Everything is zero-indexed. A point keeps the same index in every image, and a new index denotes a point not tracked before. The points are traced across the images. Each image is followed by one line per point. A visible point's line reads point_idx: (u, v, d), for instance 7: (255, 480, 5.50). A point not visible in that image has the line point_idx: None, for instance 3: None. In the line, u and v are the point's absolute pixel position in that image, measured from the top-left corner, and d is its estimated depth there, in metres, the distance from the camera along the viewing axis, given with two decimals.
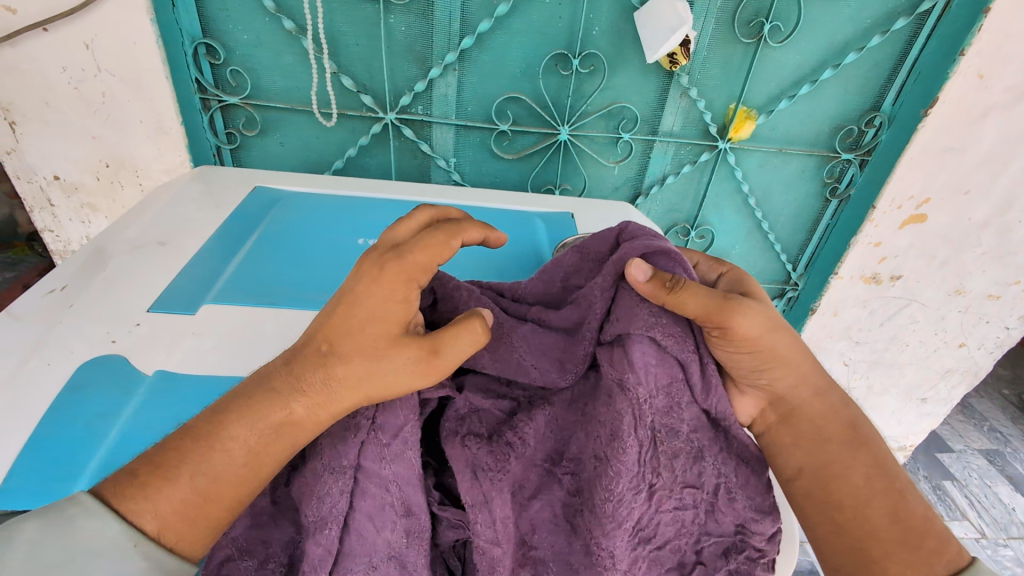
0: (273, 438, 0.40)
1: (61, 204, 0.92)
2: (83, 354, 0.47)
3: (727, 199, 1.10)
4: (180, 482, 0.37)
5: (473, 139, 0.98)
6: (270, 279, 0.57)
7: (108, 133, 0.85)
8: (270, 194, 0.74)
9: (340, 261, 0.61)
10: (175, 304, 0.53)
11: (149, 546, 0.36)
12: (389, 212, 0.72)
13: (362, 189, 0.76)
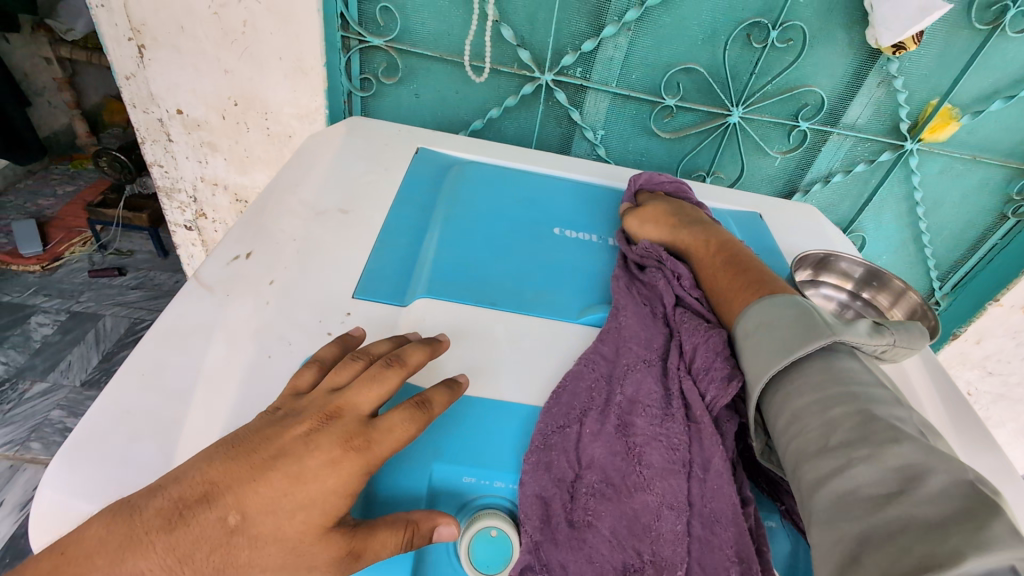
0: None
1: (180, 140, 0.84)
2: (303, 349, 0.43)
3: (892, 206, 0.98)
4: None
5: (629, 111, 0.87)
6: (476, 269, 0.52)
7: (243, 68, 0.76)
8: (439, 158, 0.68)
9: (542, 255, 0.55)
10: (382, 294, 0.48)
11: None
12: (575, 194, 0.65)
13: (535, 165, 0.69)
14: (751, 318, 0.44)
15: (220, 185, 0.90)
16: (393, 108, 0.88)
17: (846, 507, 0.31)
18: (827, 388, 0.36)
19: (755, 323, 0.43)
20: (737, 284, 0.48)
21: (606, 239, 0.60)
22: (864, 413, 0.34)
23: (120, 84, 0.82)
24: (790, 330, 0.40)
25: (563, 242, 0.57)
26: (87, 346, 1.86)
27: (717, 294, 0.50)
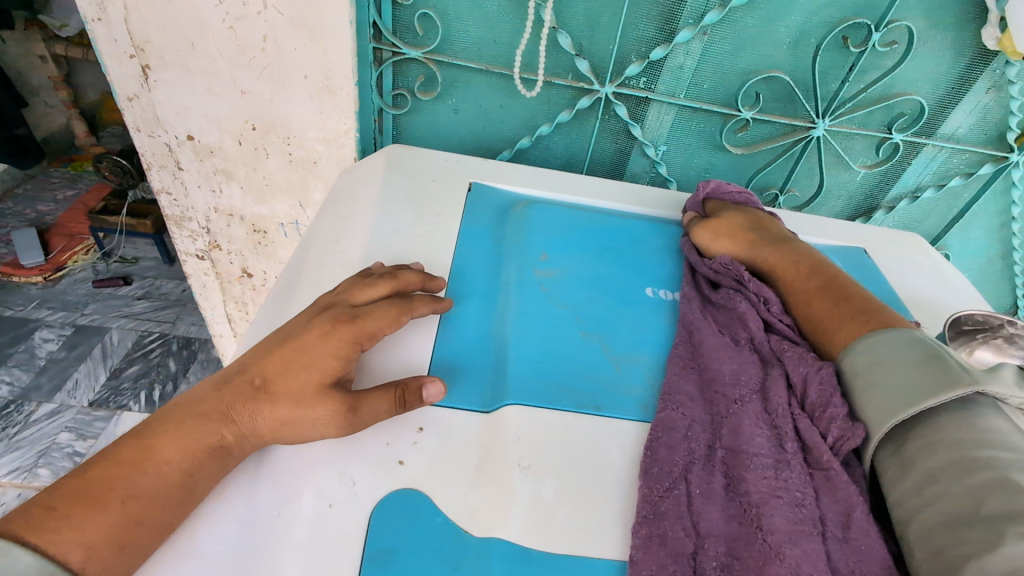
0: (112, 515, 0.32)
1: (190, 168, 0.75)
2: (371, 494, 0.37)
3: (985, 223, 0.87)
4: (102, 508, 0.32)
5: (697, 124, 0.77)
6: (569, 357, 0.46)
7: (262, 87, 0.66)
8: (495, 198, 0.61)
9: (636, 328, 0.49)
10: (458, 396, 0.42)
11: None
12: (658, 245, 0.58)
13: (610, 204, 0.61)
14: (865, 351, 0.43)
15: (235, 215, 0.80)
16: (429, 124, 0.78)
17: (968, 476, 0.34)
18: (954, 456, 0.35)
19: (863, 363, 0.42)
20: (846, 329, 0.45)
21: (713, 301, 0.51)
22: (933, 355, 0.39)
23: (122, 105, 0.72)
24: (902, 356, 0.40)
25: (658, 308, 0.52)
26: (93, 363, 1.77)
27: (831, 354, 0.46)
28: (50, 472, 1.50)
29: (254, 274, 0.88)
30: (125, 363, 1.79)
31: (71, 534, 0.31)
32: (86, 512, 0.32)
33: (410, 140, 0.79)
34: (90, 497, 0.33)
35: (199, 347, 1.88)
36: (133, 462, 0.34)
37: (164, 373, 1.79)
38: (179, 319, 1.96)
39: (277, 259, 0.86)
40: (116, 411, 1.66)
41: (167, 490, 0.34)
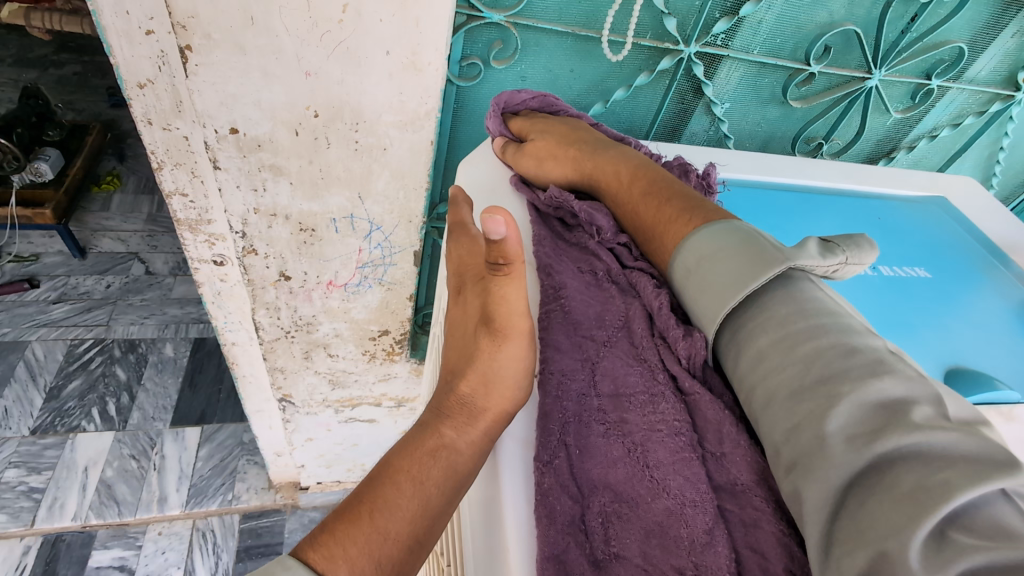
0: (377, 538, 0.36)
1: (229, 167, 0.62)
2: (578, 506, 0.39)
3: (980, 154, 0.98)
4: (363, 523, 0.36)
5: (762, 80, 0.76)
6: None
7: (332, 68, 0.55)
8: None
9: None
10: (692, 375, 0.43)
11: None
12: (809, 208, 0.58)
13: (738, 174, 0.61)
14: (696, 245, 0.44)
15: (279, 215, 0.69)
16: (495, 95, 0.70)
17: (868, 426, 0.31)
18: (793, 314, 0.36)
19: (691, 261, 0.43)
20: (744, 313, 0.39)
21: (884, 269, 0.53)
22: (793, 280, 0.38)
23: (128, 95, 0.57)
24: (717, 245, 0.42)
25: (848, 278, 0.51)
26: (21, 385, 1.52)
27: (661, 255, 0.47)
28: (8, 517, 1.30)
29: (293, 276, 0.78)
30: (62, 379, 1.55)
31: (354, 553, 0.35)
32: (354, 532, 0.36)
33: (470, 113, 0.71)
34: (358, 522, 0.37)
35: (148, 348, 1.67)
36: (377, 476, 0.39)
37: (114, 384, 1.57)
38: (113, 320, 1.71)
39: (323, 257, 0.76)
40: (69, 435, 1.45)
41: (406, 503, 0.38)
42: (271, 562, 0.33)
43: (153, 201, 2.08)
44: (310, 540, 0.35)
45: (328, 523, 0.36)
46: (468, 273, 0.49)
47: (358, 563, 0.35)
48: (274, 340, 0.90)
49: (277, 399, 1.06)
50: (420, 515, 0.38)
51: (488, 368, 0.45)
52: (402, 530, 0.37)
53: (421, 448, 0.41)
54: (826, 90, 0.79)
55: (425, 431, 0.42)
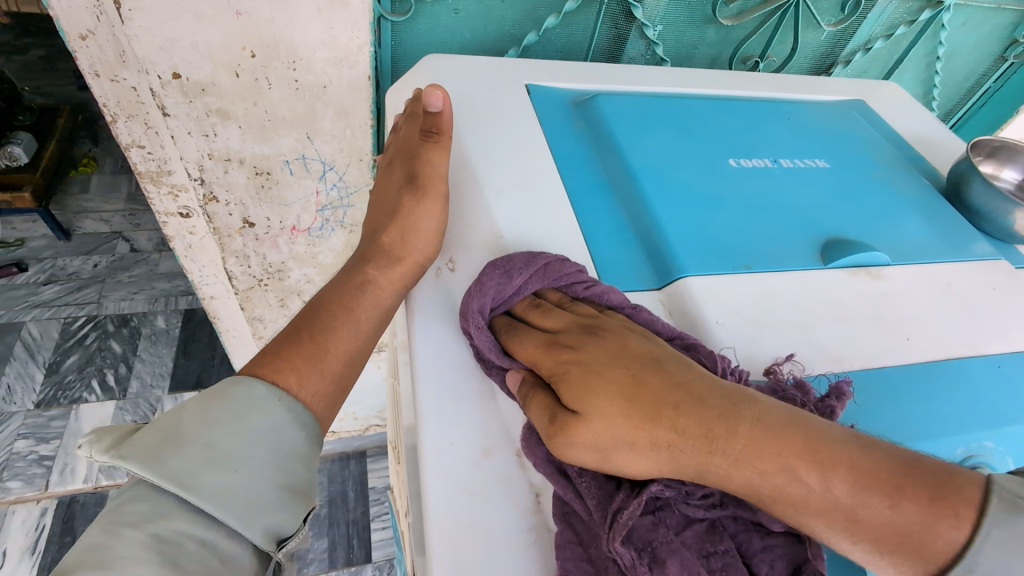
0: (317, 359, 0.50)
1: (178, 113, 0.65)
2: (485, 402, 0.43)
3: (916, 65, 1.01)
4: (301, 354, 0.49)
5: (691, 0, 0.79)
6: (716, 231, 0.47)
7: (261, 6, 0.58)
8: (552, 93, 0.59)
9: (707, 222, 0.47)
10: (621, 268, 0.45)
11: (288, 401, 0.47)
12: (722, 114, 0.59)
13: (655, 85, 0.63)
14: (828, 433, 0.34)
15: (234, 159, 0.73)
16: (429, 30, 0.73)
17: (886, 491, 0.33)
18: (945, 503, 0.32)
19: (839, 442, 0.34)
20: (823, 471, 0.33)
21: (785, 161, 0.55)
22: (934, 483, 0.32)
23: (73, 48, 0.61)
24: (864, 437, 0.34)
25: (750, 174, 0.53)
26: (21, 363, 1.58)
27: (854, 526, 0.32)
28: (23, 483, 1.37)
29: (256, 222, 0.82)
30: (60, 356, 1.61)
31: (297, 376, 0.49)
32: (297, 360, 0.49)
33: (408, 51, 0.74)
34: (300, 351, 0.50)
35: (140, 322, 1.72)
36: (313, 309, 0.52)
37: (111, 357, 1.63)
38: (103, 297, 1.76)
39: (283, 201, 0.80)
40: (72, 406, 1.51)
41: (345, 329, 0.52)
42: (233, 384, 0.46)
43: (132, 181, 2.10)
44: (260, 362, 0.49)
45: (274, 351, 0.49)
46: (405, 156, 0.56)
47: (301, 373, 0.49)
48: (249, 290, 0.94)
49: (261, 350, 1.11)
50: (354, 341, 0.52)
51: (408, 221, 0.54)
52: (340, 349, 0.51)
53: (350, 283, 0.54)
54: (756, 7, 0.82)
55: (352, 273, 0.55)
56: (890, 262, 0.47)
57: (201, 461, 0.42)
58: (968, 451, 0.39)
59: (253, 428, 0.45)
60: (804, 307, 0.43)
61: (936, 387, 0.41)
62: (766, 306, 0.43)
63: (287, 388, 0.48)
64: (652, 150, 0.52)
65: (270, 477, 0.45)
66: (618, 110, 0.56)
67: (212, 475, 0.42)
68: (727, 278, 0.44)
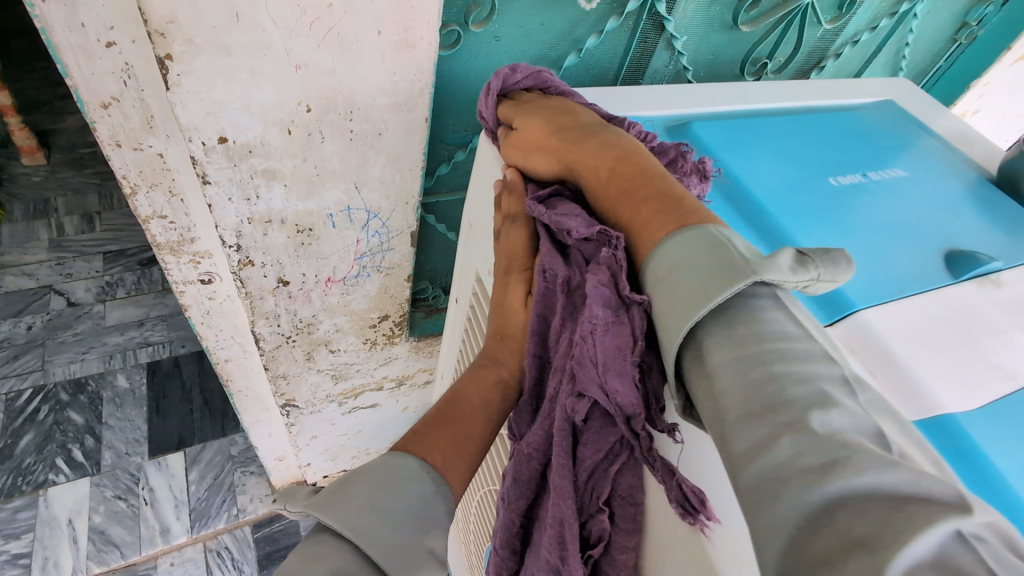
0: (458, 446, 0.47)
1: (220, 179, 0.58)
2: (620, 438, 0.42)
3: (890, 53, 1.08)
4: (443, 441, 0.47)
5: (717, 9, 0.79)
6: (855, 259, 0.49)
7: (322, 57, 0.52)
8: (642, 124, 0.58)
9: (844, 245, 0.50)
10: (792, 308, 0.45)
11: (434, 477, 0.45)
12: (799, 132, 0.62)
13: (728, 103, 0.64)
14: (670, 255, 0.39)
15: (274, 220, 0.66)
16: (471, 61, 0.69)
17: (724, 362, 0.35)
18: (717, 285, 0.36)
19: (665, 267, 0.39)
20: (614, 192, 0.47)
21: (871, 174, 0.59)
22: (727, 258, 0.37)
23: (92, 118, 0.52)
24: (696, 256, 0.38)
25: (851, 192, 0.55)
26: None
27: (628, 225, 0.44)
28: None
29: (291, 280, 0.75)
30: (10, 437, 1.41)
31: (442, 460, 0.46)
32: (438, 441, 0.47)
33: (449, 83, 0.70)
34: (442, 434, 0.47)
35: (98, 385, 1.55)
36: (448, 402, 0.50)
37: (72, 429, 1.45)
38: (48, 363, 1.56)
39: (321, 255, 0.74)
40: (38, 492, 1.34)
41: (479, 421, 0.49)
42: (386, 456, 0.44)
43: (50, 226, 1.86)
44: (406, 439, 0.47)
45: (417, 433, 0.47)
46: (516, 262, 0.51)
47: (445, 451, 0.46)
48: (275, 349, 0.87)
49: (279, 406, 1.03)
50: (487, 425, 0.49)
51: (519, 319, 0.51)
52: (477, 434, 0.49)
53: (484, 377, 0.51)
54: (770, 11, 0.84)
55: (480, 370, 0.52)
56: (1005, 267, 0.51)
57: (371, 515, 0.40)
58: None
59: (407, 495, 0.42)
60: (963, 325, 0.45)
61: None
62: (941, 333, 0.44)
63: (435, 467, 0.45)
64: (766, 177, 0.54)
65: (428, 542, 0.41)
66: (714, 138, 0.57)
67: (381, 526, 0.40)
68: (892, 307, 0.46)
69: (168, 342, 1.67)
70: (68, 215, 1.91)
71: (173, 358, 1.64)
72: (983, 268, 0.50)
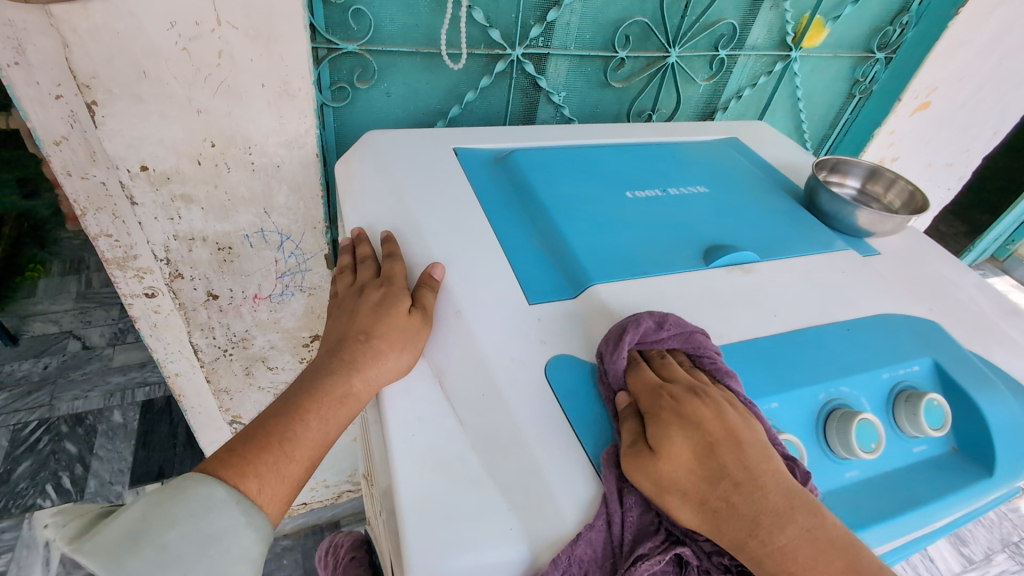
0: (281, 467, 0.46)
1: (145, 200, 0.73)
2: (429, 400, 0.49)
3: (783, 108, 1.21)
4: (260, 467, 0.45)
5: (587, 70, 0.94)
6: (618, 251, 0.59)
7: (219, 103, 0.68)
8: (476, 153, 0.71)
9: (609, 244, 0.60)
10: (548, 292, 0.55)
11: (244, 502, 0.44)
12: (619, 157, 0.73)
13: (564, 139, 0.76)
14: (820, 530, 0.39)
15: (197, 238, 0.80)
16: (366, 113, 0.85)
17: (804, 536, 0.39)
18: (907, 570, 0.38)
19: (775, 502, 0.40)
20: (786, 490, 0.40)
21: (672, 189, 0.69)
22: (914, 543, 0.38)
23: (47, 152, 0.69)
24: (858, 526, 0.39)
25: (642, 203, 0.66)
26: None
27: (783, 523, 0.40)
28: None
29: (219, 294, 0.89)
30: (10, 464, 1.55)
31: (256, 482, 0.45)
32: (255, 462, 0.45)
33: (349, 131, 0.85)
34: (262, 452, 0.46)
35: (95, 419, 1.69)
36: (279, 418, 0.47)
37: (65, 458, 1.58)
38: (55, 399, 1.72)
39: (244, 273, 0.88)
40: (24, 515, 1.45)
41: (307, 436, 0.47)
42: (191, 484, 0.43)
43: (79, 281, 2.11)
44: (221, 460, 0.45)
45: (240, 447, 0.46)
46: (371, 282, 0.56)
47: (263, 477, 0.45)
48: (214, 361, 0.99)
49: (227, 423, 1.13)
50: (317, 447, 0.48)
51: (368, 331, 0.51)
52: (305, 451, 0.47)
53: (329, 392, 0.48)
54: (639, 71, 0.98)
55: (333, 380, 0.49)
56: (757, 259, 0.61)
57: (152, 565, 0.39)
58: (829, 395, 0.51)
59: (206, 529, 0.42)
60: (698, 297, 0.56)
61: (802, 350, 0.53)
62: (667, 302, 0.55)
63: (249, 493, 0.44)
64: (565, 192, 0.65)
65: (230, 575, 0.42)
66: (532, 162, 0.69)
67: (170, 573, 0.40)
68: (629, 282, 0.56)
69: (164, 383, 1.83)
70: (96, 271, 2.16)
71: (166, 397, 1.78)
72: (731, 257, 0.60)
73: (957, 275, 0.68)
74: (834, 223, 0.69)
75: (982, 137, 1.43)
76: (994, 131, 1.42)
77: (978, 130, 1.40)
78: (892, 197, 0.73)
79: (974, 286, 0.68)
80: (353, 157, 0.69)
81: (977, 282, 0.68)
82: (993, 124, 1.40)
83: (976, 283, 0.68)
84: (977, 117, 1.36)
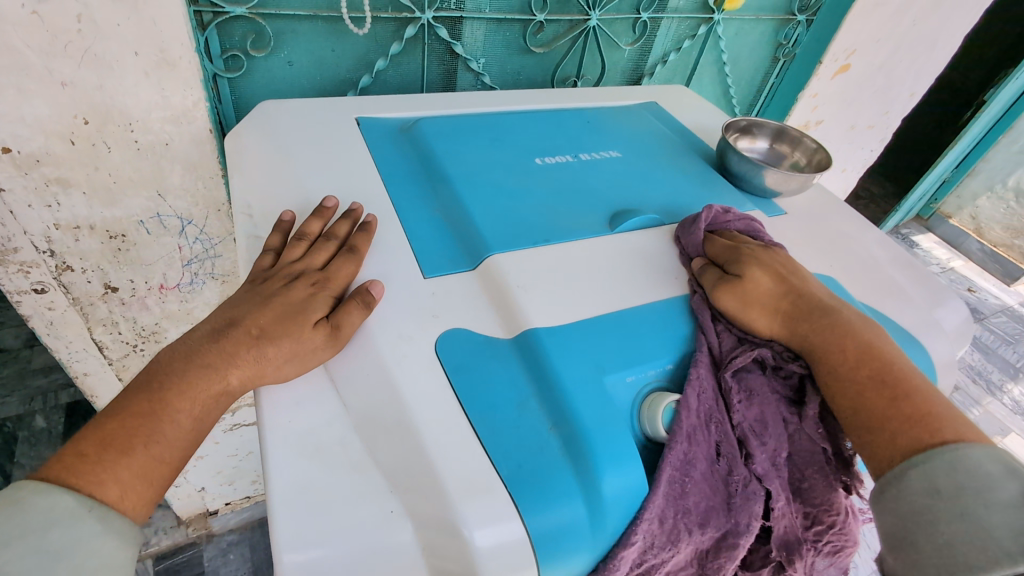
0: (147, 470, 0.41)
1: (14, 186, 0.66)
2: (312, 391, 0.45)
3: (709, 74, 1.21)
4: (120, 469, 0.40)
5: (505, 35, 0.91)
6: (522, 220, 0.57)
7: (86, 75, 0.61)
8: (379, 123, 0.67)
9: (512, 212, 0.57)
10: (445, 266, 0.53)
11: (101, 508, 0.39)
12: (530, 123, 0.70)
13: (474, 105, 0.73)
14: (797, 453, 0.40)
15: (83, 227, 0.73)
16: (266, 84, 0.79)
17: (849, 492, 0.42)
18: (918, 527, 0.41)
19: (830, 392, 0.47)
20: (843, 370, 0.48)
21: (583, 154, 0.67)
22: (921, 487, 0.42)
23: None
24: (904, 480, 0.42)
25: (551, 169, 0.63)
26: None
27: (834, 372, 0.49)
28: None
29: (119, 286, 0.82)
30: None
31: (115, 484, 0.40)
32: (116, 462, 0.40)
33: (249, 105, 0.79)
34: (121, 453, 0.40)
35: (14, 427, 1.58)
36: (145, 413, 0.42)
37: None
38: None
39: (144, 262, 0.81)
40: None
41: (175, 435, 0.42)
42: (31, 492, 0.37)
43: None
44: (70, 465, 0.40)
45: (93, 448, 0.40)
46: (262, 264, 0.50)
47: (127, 482, 0.40)
48: (124, 358, 0.93)
49: None
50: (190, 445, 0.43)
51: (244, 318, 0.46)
52: (174, 450, 0.42)
53: (202, 387, 0.43)
54: (559, 35, 0.95)
55: (210, 373, 0.44)
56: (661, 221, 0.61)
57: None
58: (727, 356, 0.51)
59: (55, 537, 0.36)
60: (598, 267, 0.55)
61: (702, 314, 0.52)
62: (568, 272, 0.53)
63: (107, 500, 0.39)
64: (470, 161, 0.62)
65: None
66: (438, 131, 0.65)
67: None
68: (529, 252, 0.54)
69: None
70: None
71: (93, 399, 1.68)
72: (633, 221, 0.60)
73: (863, 232, 0.69)
74: (743, 184, 0.69)
75: (900, 99, 1.46)
76: (911, 93, 1.47)
77: (896, 91, 1.43)
78: (796, 154, 0.73)
79: (878, 242, 0.69)
80: (241, 126, 0.63)
81: (881, 238, 0.69)
82: (910, 85, 1.44)
83: (878, 239, 0.69)
84: (895, 79, 1.39)
